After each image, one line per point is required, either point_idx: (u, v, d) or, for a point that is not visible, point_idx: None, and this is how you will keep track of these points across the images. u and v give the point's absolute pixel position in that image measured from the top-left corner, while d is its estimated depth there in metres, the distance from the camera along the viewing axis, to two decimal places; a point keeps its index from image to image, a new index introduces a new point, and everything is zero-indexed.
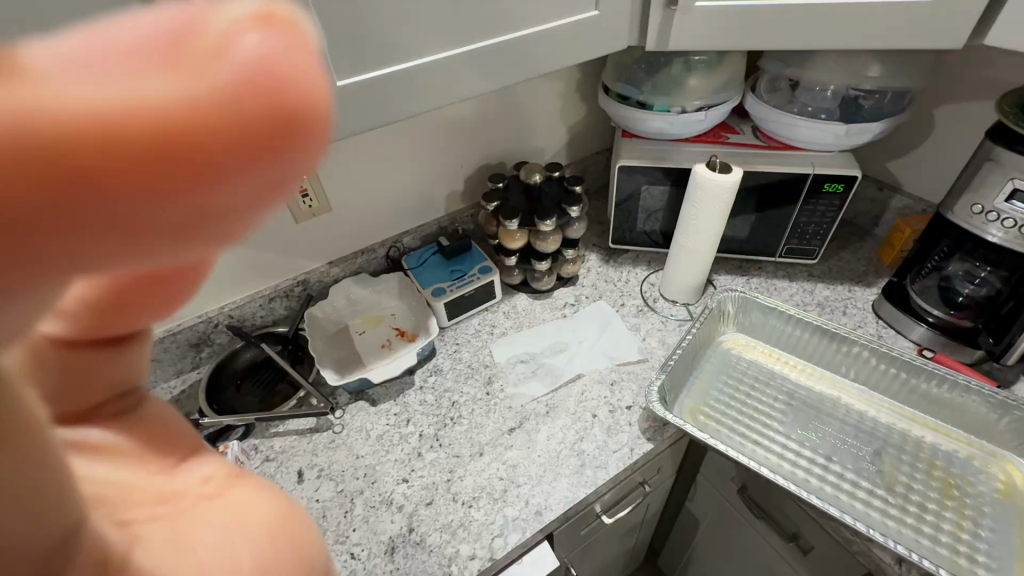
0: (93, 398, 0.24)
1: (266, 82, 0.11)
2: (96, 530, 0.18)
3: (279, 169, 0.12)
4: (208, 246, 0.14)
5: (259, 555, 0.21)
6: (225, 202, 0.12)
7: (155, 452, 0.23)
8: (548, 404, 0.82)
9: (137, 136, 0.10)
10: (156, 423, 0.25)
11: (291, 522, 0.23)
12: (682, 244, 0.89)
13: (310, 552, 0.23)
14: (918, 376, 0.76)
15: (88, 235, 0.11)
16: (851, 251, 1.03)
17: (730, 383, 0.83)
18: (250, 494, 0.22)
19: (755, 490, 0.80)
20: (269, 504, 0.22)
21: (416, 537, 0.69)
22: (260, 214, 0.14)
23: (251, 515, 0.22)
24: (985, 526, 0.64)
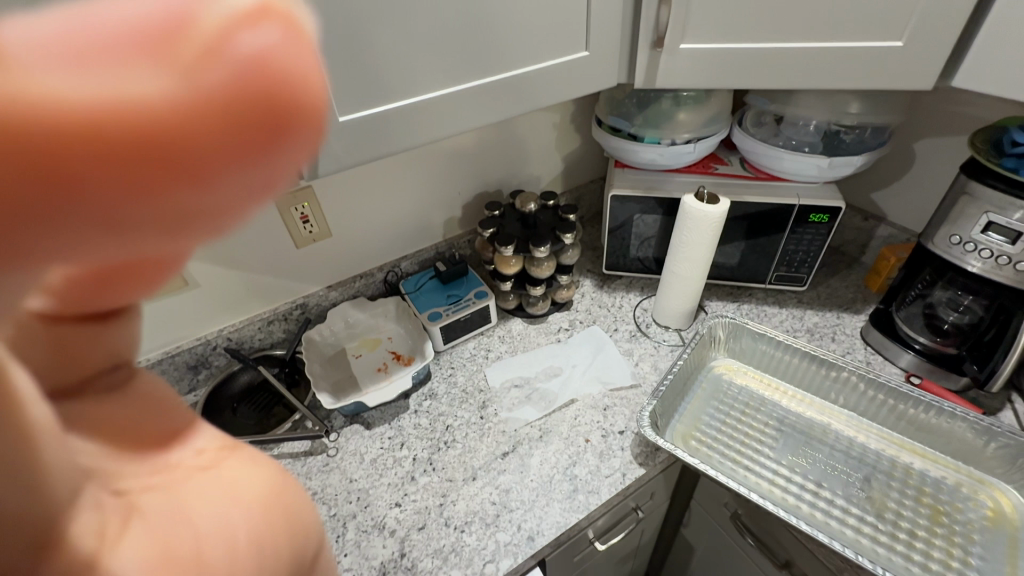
0: (86, 371, 0.22)
1: (261, 78, 0.11)
2: (78, 517, 0.17)
3: (265, 162, 0.13)
4: (189, 235, 0.15)
5: (255, 526, 0.20)
6: (211, 193, 0.13)
7: (146, 426, 0.22)
8: (542, 428, 0.83)
9: (124, 131, 0.11)
10: (149, 401, 0.24)
11: (286, 492, 0.22)
12: (674, 271, 0.92)
13: (302, 518, 0.23)
14: (905, 402, 0.78)
15: (69, 224, 0.12)
16: (840, 279, 1.05)
17: (721, 408, 0.84)
18: (243, 466, 0.22)
19: (748, 517, 0.81)
20: (262, 479, 0.21)
21: (408, 562, 0.69)
22: (243, 206, 0.14)
23: (246, 488, 0.21)
24: (975, 554, 0.64)
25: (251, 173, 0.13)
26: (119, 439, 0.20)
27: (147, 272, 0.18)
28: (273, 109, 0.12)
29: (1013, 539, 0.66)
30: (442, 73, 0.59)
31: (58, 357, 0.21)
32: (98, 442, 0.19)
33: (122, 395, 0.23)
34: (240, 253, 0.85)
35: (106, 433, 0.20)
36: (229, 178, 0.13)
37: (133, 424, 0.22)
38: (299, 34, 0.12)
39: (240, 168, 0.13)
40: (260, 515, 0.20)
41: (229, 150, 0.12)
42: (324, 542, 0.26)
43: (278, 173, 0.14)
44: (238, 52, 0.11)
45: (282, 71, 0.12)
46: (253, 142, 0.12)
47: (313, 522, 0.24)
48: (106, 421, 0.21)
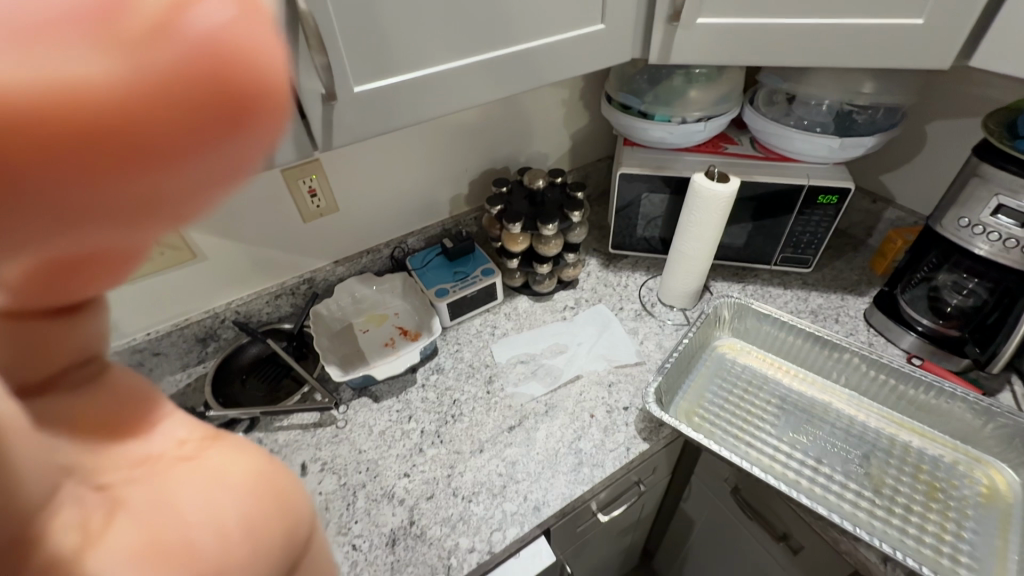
0: (52, 368, 0.20)
1: (215, 57, 0.11)
2: (56, 518, 0.15)
3: (226, 145, 0.13)
4: (154, 229, 0.14)
5: (249, 510, 0.18)
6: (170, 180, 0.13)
7: (121, 422, 0.20)
8: (547, 403, 0.85)
9: (76, 117, 0.11)
10: (128, 391, 0.22)
11: (279, 480, 0.20)
12: (682, 251, 0.92)
13: (300, 504, 0.21)
14: (904, 382, 0.79)
15: (29, 217, 0.12)
16: (845, 261, 1.05)
17: (724, 386, 0.86)
18: (231, 453, 0.19)
19: (748, 491, 0.83)
20: (252, 461, 0.20)
21: (417, 530, 0.71)
22: (209, 196, 0.14)
23: (234, 470, 0.19)
24: (968, 528, 0.66)
25: (209, 159, 0.13)
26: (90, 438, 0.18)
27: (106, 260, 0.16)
28: (228, 85, 0.12)
29: (1006, 515, 0.67)
30: (455, 44, 0.59)
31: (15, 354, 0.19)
32: (68, 438, 0.18)
33: (97, 389, 0.21)
34: (248, 225, 0.85)
35: (80, 428, 0.19)
36: (187, 164, 0.13)
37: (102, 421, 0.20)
38: (250, 16, 0.12)
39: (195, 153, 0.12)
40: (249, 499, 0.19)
41: (184, 134, 0.12)
42: (316, 524, 0.23)
43: (242, 160, 0.14)
44: (189, 31, 0.11)
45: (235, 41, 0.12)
46: (213, 127, 0.12)
47: (308, 506, 0.22)
48: (75, 416, 0.19)
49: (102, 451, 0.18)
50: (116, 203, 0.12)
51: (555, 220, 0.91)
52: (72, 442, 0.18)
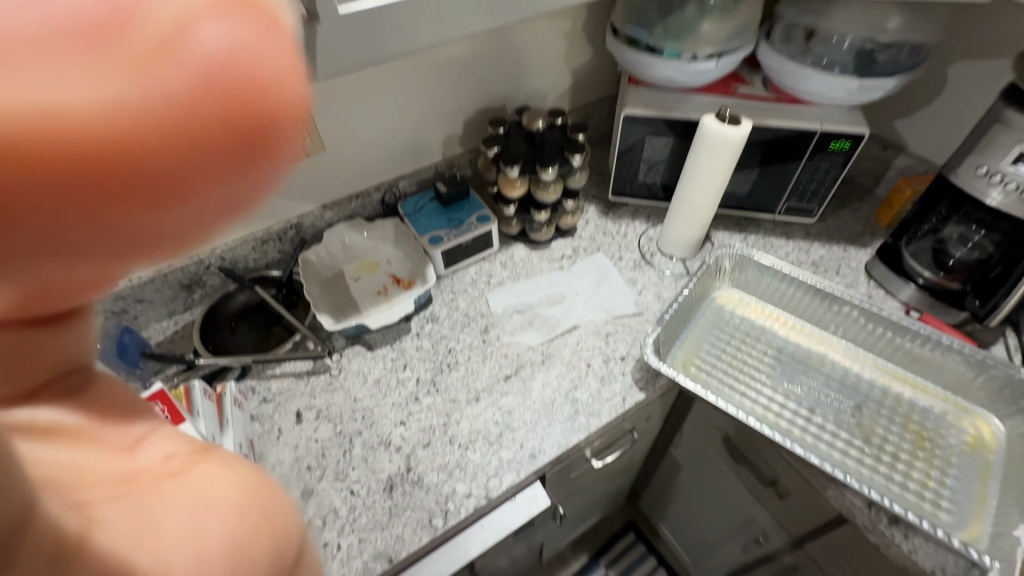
0: (42, 375, 0.22)
1: (234, 85, 0.15)
2: (52, 515, 0.18)
3: (226, 170, 0.16)
4: (188, 224, 0.18)
5: (229, 535, 0.21)
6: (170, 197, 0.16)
7: (106, 428, 0.22)
8: (544, 353, 0.84)
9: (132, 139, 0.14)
10: (111, 400, 0.24)
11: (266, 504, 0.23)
12: (686, 199, 0.89)
13: (287, 527, 0.23)
14: (901, 334, 0.79)
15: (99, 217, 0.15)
16: (850, 211, 1.03)
17: (722, 337, 0.85)
18: (216, 472, 0.22)
19: (737, 438, 0.85)
20: (235, 482, 0.22)
21: (414, 476, 0.71)
22: (233, 197, 0.18)
23: (216, 492, 0.21)
24: (951, 474, 0.68)
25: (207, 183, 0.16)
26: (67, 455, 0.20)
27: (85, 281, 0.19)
28: (227, 108, 0.15)
29: (987, 464, 0.70)
30: None
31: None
32: (61, 450, 0.20)
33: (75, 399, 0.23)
34: None
35: (70, 435, 0.21)
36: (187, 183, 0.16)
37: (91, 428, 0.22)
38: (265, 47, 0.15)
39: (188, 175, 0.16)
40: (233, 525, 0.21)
41: (209, 151, 0.15)
42: (309, 538, 0.26)
43: (243, 183, 0.17)
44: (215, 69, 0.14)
45: (233, 65, 0.15)
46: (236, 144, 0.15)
47: (297, 526, 0.24)
48: (63, 420, 0.22)
49: (91, 463, 0.20)
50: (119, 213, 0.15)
51: (553, 164, 0.87)
52: (63, 449, 0.20)
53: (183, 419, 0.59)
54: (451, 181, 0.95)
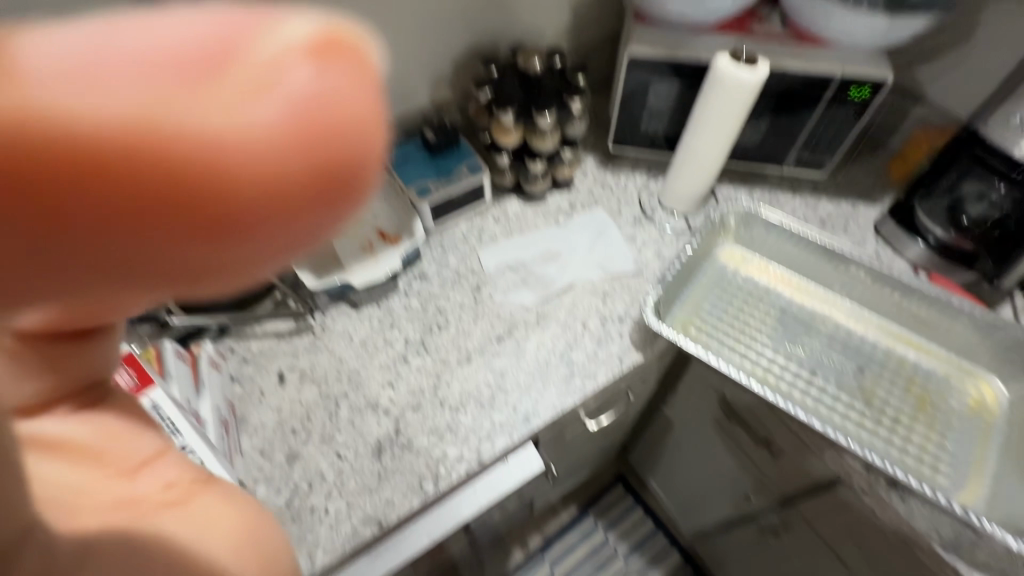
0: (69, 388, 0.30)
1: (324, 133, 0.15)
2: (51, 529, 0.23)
3: (305, 209, 0.16)
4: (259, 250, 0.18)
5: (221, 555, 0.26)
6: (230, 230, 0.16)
7: (112, 449, 0.29)
8: (538, 314, 0.80)
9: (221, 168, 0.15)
10: (117, 424, 0.31)
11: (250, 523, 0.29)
12: (693, 149, 0.83)
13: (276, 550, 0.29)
14: (908, 296, 0.76)
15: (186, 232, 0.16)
16: (861, 165, 0.98)
17: (723, 297, 0.82)
18: (211, 503, 0.28)
19: (733, 398, 0.83)
20: (225, 514, 0.28)
21: (404, 440, 0.69)
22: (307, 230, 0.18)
23: (213, 520, 0.27)
24: (951, 438, 0.68)
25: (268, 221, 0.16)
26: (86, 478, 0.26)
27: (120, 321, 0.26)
28: (319, 159, 0.15)
29: (987, 427, 0.69)
30: None
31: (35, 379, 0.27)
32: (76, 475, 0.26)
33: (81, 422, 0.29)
34: None
35: (87, 456, 0.28)
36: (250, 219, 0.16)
37: (97, 453, 0.29)
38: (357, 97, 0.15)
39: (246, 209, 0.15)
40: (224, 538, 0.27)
41: (290, 190, 0.15)
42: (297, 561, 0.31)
43: (303, 226, 0.17)
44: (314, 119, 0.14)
45: (320, 110, 0.15)
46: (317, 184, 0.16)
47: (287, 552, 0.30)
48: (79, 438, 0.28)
49: (101, 485, 0.27)
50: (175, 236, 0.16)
51: (552, 109, 0.80)
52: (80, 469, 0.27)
53: (153, 383, 0.53)
54: (438, 127, 0.86)
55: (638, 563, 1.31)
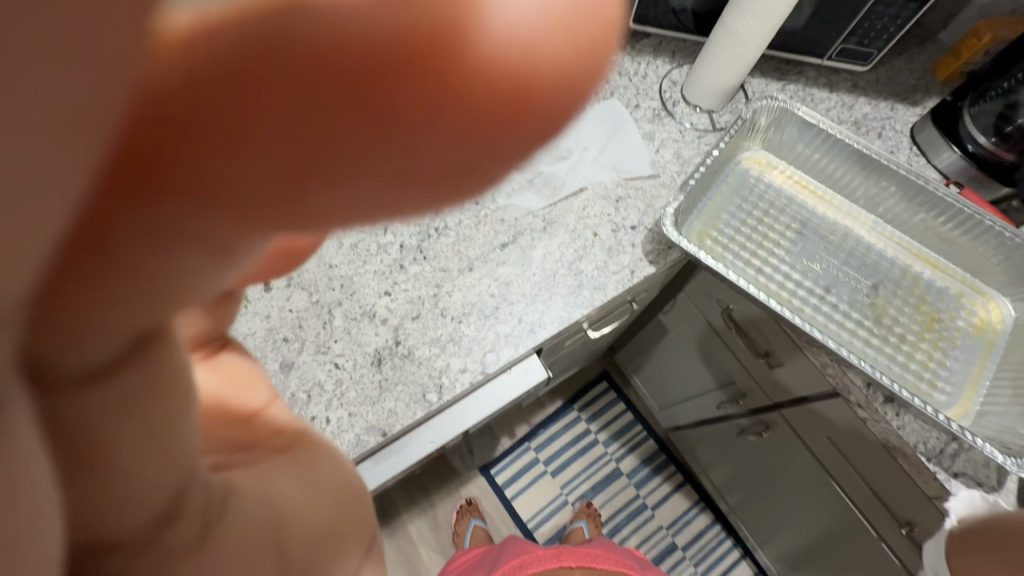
0: (221, 336, 0.30)
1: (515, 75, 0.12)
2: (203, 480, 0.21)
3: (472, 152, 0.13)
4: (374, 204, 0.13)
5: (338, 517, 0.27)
6: (436, 190, 0.13)
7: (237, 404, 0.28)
8: (545, 220, 0.74)
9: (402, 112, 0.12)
10: (241, 373, 0.31)
11: (348, 488, 0.28)
12: (732, 31, 0.71)
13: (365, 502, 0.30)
14: (935, 211, 0.73)
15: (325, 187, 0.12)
16: (907, 59, 0.87)
17: (744, 207, 0.76)
18: (323, 455, 0.29)
19: (739, 311, 0.81)
20: (341, 467, 0.29)
21: (404, 350, 0.66)
22: (451, 181, 0.13)
23: (333, 475, 0.28)
24: (952, 356, 0.69)
25: (460, 193, 0.14)
26: (228, 427, 0.26)
27: (303, 251, 0.25)
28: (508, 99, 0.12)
29: (989, 345, 0.71)
30: None
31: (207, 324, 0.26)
32: (213, 425, 0.25)
33: (212, 368, 0.29)
34: None
35: (219, 410, 0.27)
36: (422, 190, 0.13)
37: (225, 399, 0.28)
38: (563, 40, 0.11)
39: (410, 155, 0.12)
40: (329, 504, 0.26)
41: (468, 135, 0.12)
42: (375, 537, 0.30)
43: (469, 158, 0.13)
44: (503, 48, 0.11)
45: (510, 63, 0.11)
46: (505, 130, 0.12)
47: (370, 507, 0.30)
48: (215, 393, 0.28)
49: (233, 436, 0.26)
50: (305, 210, 0.13)
51: None
52: (218, 420, 0.26)
53: None
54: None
55: (617, 450, 1.40)
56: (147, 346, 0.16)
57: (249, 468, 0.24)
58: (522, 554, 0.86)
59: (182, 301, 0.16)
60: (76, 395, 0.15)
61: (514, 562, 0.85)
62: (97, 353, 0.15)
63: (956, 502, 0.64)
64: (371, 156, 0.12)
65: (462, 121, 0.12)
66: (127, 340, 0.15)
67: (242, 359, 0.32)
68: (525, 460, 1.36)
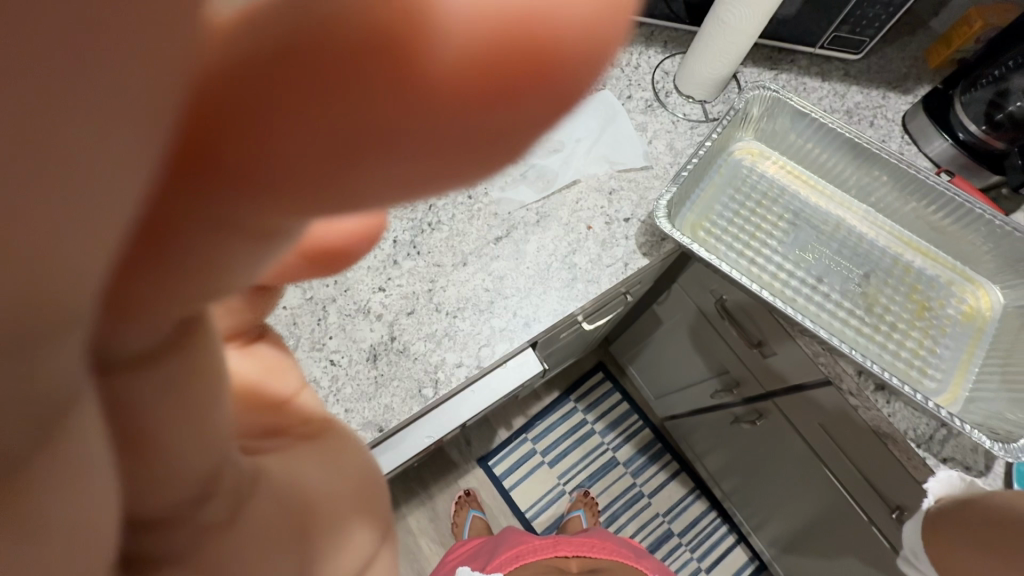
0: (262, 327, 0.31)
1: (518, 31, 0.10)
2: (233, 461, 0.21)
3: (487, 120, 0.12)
4: (399, 183, 0.12)
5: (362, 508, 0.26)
6: (456, 163, 0.12)
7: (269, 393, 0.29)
8: (539, 213, 0.74)
9: (411, 89, 0.11)
10: (281, 362, 0.32)
11: (374, 479, 0.27)
12: (724, 21, 0.71)
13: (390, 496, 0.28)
14: (926, 199, 0.73)
15: (344, 169, 0.12)
16: (898, 47, 0.87)
17: (737, 198, 0.76)
18: (349, 446, 0.28)
19: (733, 301, 0.82)
20: (368, 457, 0.28)
21: (399, 345, 0.66)
22: (471, 150, 0.12)
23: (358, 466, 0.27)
24: (942, 344, 0.70)
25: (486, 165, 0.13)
26: (259, 414, 0.27)
27: (349, 251, 0.25)
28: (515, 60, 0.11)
29: (978, 332, 0.71)
30: None
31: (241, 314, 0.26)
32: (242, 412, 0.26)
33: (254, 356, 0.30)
34: None
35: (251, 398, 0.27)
36: (441, 166, 0.12)
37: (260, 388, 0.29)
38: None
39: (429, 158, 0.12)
40: (353, 493, 0.26)
41: (479, 105, 0.11)
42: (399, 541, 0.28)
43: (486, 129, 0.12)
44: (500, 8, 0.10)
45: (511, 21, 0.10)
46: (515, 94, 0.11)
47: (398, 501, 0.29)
48: (250, 381, 0.28)
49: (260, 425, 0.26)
50: (327, 194, 0.13)
51: None
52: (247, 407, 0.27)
53: None
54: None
55: (613, 439, 1.41)
56: (184, 333, 0.17)
57: (272, 455, 0.24)
58: (519, 545, 0.87)
59: (222, 290, 0.16)
60: (130, 380, 0.15)
61: (510, 553, 0.86)
62: (148, 341, 0.15)
63: (935, 483, 0.63)
64: (384, 135, 0.11)
65: (472, 92, 0.11)
66: (171, 328, 0.16)
67: (279, 350, 0.32)
68: (522, 451, 1.37)
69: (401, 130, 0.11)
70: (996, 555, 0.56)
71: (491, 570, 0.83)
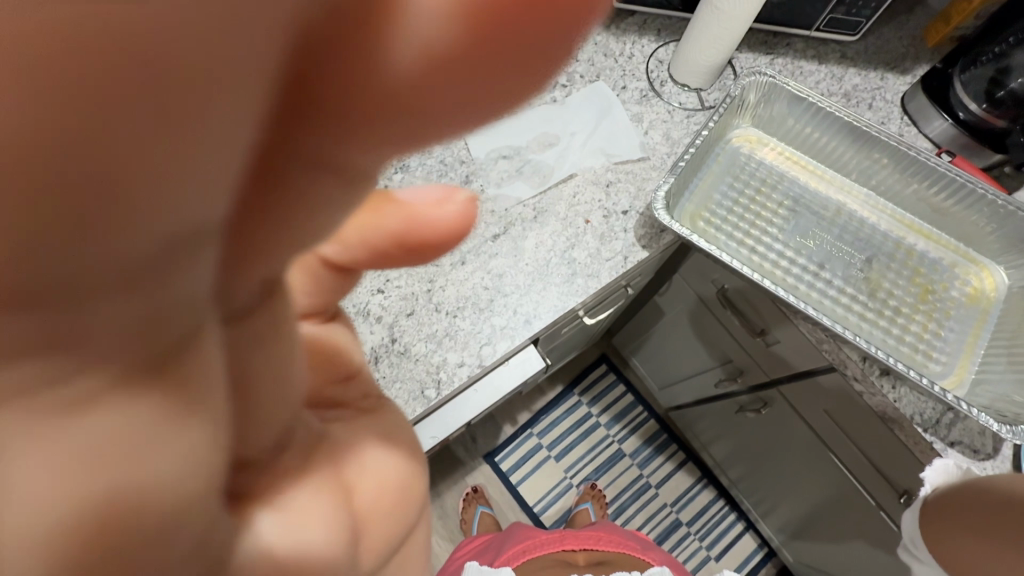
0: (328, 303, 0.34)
1: None
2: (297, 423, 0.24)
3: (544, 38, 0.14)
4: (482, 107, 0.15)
5: (404, 484, 0.29)
6: (509, 88, 0.14)
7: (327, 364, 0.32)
8: (535, 209, 0.73)
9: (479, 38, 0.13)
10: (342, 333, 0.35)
11: (412, 461, 0.31)
12: (718, 7, 0.70)
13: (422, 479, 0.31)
14: (928, 181, 0.72)
15: (444, 108, 0.14)
16: (895, 27, 0.86)
17: (735, 186, 0.76)
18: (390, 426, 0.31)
19: (735, 291, 0.81)
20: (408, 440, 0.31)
21: (400, 347, 0.66)
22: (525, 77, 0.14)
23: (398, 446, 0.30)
24: (947, 327, 0.69)
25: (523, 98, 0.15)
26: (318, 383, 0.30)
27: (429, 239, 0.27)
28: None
29: (983, 314, 0.71)
30: None
31: (319, 290, 0.30)
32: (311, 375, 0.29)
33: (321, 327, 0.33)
34: None
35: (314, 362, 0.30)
36: (506, 88, 0.14)
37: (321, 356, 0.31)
38: None
39: (473, 107, 0.15)
40: (394, 471, 0.28)
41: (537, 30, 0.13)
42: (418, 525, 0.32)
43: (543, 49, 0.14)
44: None
45: None
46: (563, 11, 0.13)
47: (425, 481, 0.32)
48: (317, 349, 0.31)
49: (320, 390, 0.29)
50: (414, 135, 0.15)
51: None
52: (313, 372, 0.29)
53: None
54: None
55: (618, 431, 1.41)
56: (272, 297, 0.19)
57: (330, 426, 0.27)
58: (525, 539, 0.88)
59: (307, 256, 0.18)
60: (236, 332, 0.18)
61: (518, 547, 0.86)
62: (244, 299, 0.17)
63: (932, 473, 0.63)
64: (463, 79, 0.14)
65: (529, 30, 0.13)
66: (259, 295, 0.18)
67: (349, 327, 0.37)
68: (528, 446, 1.38)
69: (464, 65, 0.13)
70: (996, 538, 0.56)
71: (499, 564, 0.83)
